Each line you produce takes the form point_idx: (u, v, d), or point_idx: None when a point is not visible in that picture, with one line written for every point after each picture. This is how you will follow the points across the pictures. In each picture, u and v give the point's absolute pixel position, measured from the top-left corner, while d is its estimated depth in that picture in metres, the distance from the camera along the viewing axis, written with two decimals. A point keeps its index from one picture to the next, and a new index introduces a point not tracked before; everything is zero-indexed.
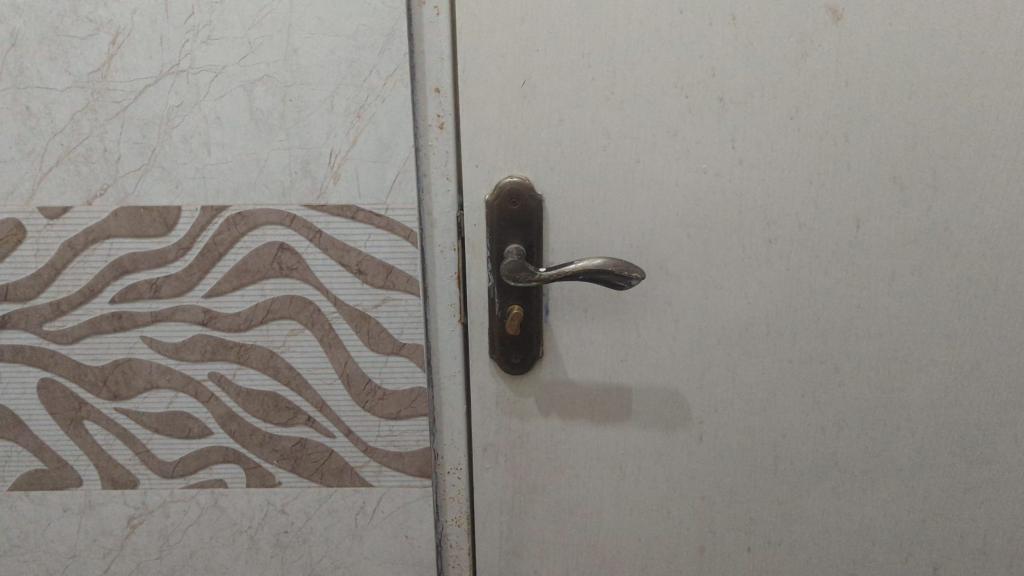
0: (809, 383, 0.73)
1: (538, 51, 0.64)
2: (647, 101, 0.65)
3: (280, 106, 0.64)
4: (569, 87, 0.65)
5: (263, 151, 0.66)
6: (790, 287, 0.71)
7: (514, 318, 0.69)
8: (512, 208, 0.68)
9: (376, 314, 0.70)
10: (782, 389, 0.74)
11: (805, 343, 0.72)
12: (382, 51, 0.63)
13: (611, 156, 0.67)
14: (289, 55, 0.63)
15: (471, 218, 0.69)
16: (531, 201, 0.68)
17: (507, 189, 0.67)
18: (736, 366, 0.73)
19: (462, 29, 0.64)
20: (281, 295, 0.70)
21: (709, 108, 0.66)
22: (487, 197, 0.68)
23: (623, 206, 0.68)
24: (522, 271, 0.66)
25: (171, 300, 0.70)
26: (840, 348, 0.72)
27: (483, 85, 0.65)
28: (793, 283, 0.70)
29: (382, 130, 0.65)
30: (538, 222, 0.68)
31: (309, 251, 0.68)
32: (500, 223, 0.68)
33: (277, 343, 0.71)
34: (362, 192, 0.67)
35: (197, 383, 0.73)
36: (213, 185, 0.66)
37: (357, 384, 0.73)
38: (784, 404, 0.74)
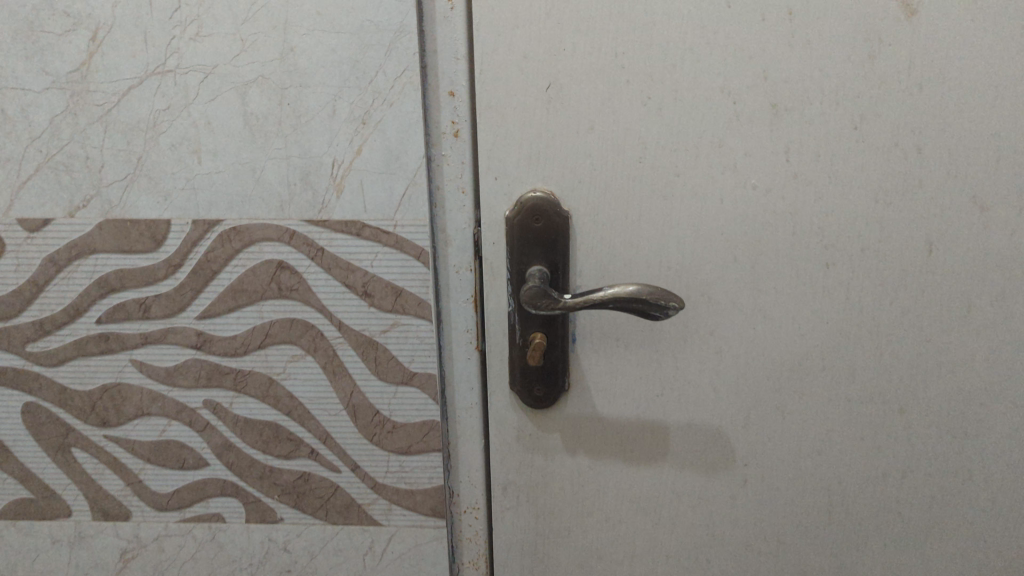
0: (870, 425, 0.65)
1: (564, 51, 0.57)
2: (689, 107, 0.57)
3: (277, 110, 0.58)
4: (600, 91, 0.57)
5: (259, 160, 0.59)
6: (850, 317, 0.62)
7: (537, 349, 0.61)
8: (535, 226, 0.60)
9: (384, 340, 0.64)
10: (839, 431, 0.65)
11: (866, 380, 0.64)
12: (388, 51, 0.56)
13: (647, 169, 0.59)
14: (286, 54, 0.56)
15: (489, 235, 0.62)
16: (556, 219, 0.60)
17: (529, 205, 0.60)
18: (786, 405, 0.65)
19: (479, 24, 0.56)
20: (280, 318, 0.63)
21: (760, 115, 0.57)
22: (507, 214, 0.61)
23: (660, 225, 0.61)
24: (544, 298, 0.58)
25: (161, 321, 0.64)
26: (907, 387, 0.64)
27: (502, 89, 0.58)
28: (853, 313, 0.62)
29: (389, 137, 0.58)
30: (563, 242, 0.61)
31: (311, 270, 0.62)
32: (521, 242, 0.61)
33: (277, 369, 0.65)
34: (368, 206, 0.60)
35: (191, 410, 0.67)
36: (205, 197, 0.60)
37: (364, 415, 0.66)
38: (841, 447, 0.66)
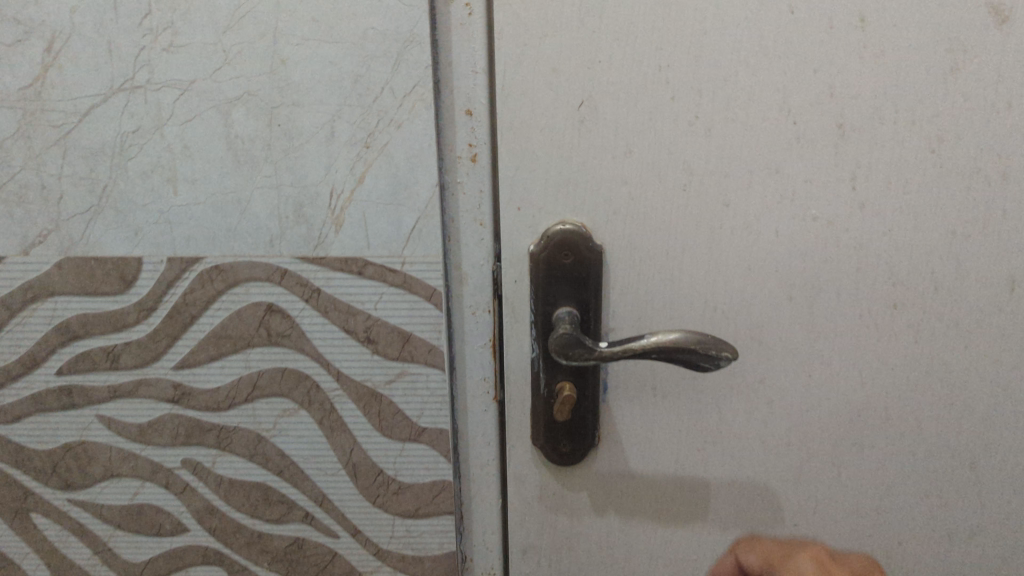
0: (937, 482, 0.58)
1: (599, 63, 0.49)
2: (742, 128, 0.50)
3: (266, 132, 0.50)
4: (640, 109, 0.50)
5: (245, 190, 0.51)
6: (918, 363, 0.55)
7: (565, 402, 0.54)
8: (564, 262, 0.53)
9: (389, 392, 0.56)
10: (902, 488, 0.58)
11: (933, 432, 0.57)
12: (395, 63, 0.48)
13: (693, 198, 0.52)
14: (276, 68, 0.48)
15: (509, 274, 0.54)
16: (587, 254, 0.53)
17: (557, 239, 0.52)
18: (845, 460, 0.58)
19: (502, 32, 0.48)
20: (269, 368, 0.55)
21: (824, 137, 0.50)
22: (531, 249, 0.53)
23: (706, 259, 0.53)
24: (576, 347, 0.51)
25: (132, 372, 0.56)
26: (979, 439, 0.57)
27: (527, 107, 0.50)
28: (922, 359, 0.55)
29: (396, 163, 0.50)
30: (595, 281, 0.53)
31: (305, 314, 0.54)
32: (548, 281, 0.53)
33: (266, 425, 0.57)
34: (371, 241, 0.52)
35: (167, 471, 0.58)
36: (182, 232, 0.52)
37: (365, 475, 0.58)
38: (903, 506, 0.59)
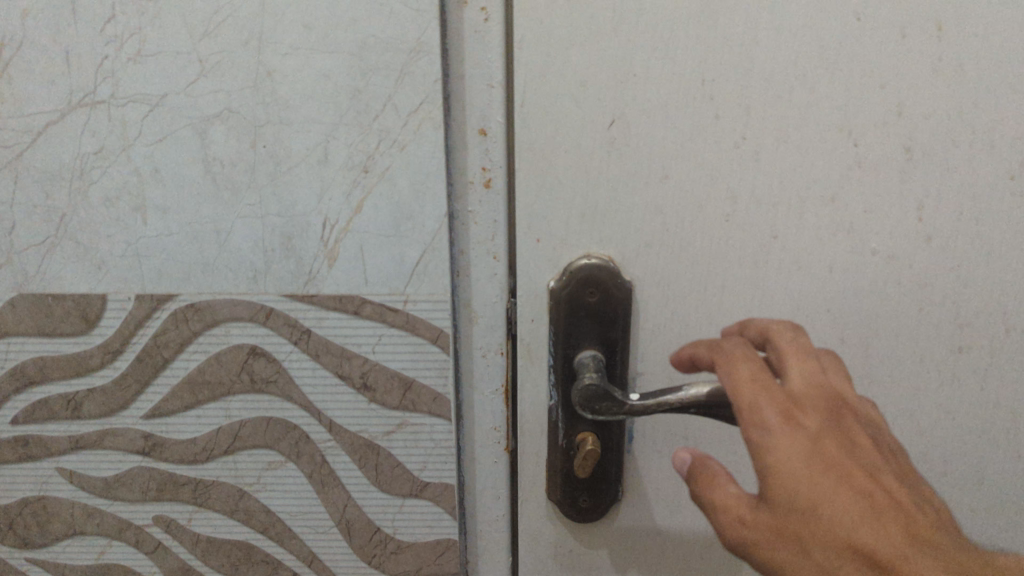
0: (995, 538, 0.52)
1: (635, 77, 0.43)
2: (795, 152, 0.44)
3: (249, 154, 0.43)
4: (680, 130, 0.44)
5: (225, 219, 0.44)
6: (981, 411, 0.49)
7: (588, 457, 0.47)
8: (589, 300, 0.47)
9: (388, 444, 0.50)
10: None
11: (993, 484, 0.51)
12: (401, 76, 0.41)
13: (736, 230, 0.46)
14: (261, 81, 0.42)
15: (525, 312, 0.48)
16: (615, 292, 0.47)
17: (582, 275, 0.46)
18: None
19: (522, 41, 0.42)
20: (253, 417, 0.49)
21: (887, 163, 0.44)
22: (551, 286, 0.47)
23: (749, 298, 0.47)
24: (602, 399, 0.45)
25: (97, 421, 0.49)
26: None
27: (551, 127, 0.44)
28: (985, 407, 0.49)
29: (399, 190, 0.44)
30: (623, 322, 0.47)
31: (293, 358, 0.48)
32: (570, 321, 0.47)
33: (249, 479, 0.51)
34: (370, 277, 0.46)
35: (137, 528, 0.52)
36: (153, 267, 0.45)
37: (360, 533, 0.52)
38: None
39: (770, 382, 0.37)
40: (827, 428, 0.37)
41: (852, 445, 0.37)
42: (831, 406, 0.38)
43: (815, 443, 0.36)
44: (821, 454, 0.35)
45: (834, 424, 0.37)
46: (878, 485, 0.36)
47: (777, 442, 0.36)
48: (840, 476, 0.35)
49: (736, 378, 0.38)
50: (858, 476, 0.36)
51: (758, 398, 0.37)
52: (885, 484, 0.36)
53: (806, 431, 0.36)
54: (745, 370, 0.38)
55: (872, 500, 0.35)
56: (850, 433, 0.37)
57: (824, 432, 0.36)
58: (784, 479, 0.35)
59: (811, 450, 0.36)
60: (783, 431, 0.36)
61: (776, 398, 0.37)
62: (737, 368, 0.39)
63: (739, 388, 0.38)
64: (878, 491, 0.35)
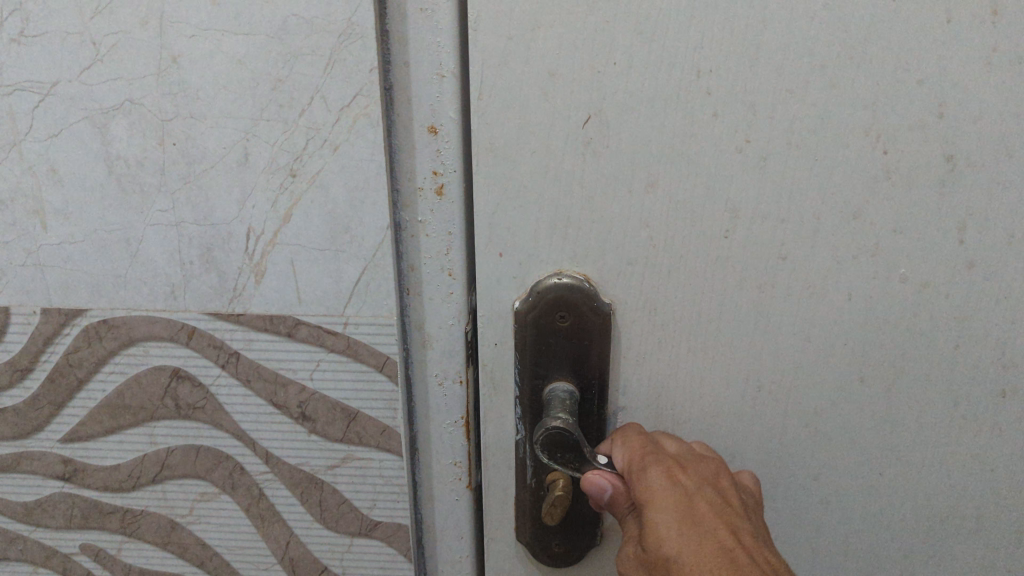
0: None
1: (615, 67, 0.34)
2: (815, 163, 0.35)
3: (157, 152, 0.37)
4: (671, 133, 0.35)
5: (135, 226, 0.38)
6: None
7: (557, 506, 0.40)
8: (560, 325, 0.40)
9: (332, 478, 0.44)
10: None
11: None
12: (329, 65, 0.35)
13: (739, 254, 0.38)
14: (165, 67, 0.35)
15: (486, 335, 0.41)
16: (592, 316, 0.39)
17: (551, 296, 0.39)
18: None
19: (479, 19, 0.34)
20: (180, 445, 0.43)
21: (932, 174, 0.35)
22: (516, 307, 0.40)
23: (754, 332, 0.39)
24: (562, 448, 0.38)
25: (10, 443, 0.44)
26: None
27: (512, 123, 0.36)
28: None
29: (333, 198, 0.37)
30: (600, 349, 0.40)
31: (222, 382, 0.42)
32: (539, 349, 0.40)
33: (181, 511, 0.45)
34: (304, 295, 0.39)
35: (64, 557, 0.47)
36: (59, 278, 0.40)
37: (305, 572, 0.47)
38: None
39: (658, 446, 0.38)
40: (706, 488, 0.36)
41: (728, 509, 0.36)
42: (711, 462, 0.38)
43: (691, 499, 0.35)
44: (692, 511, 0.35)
45: (715, 486, 0.37)
46: (748, 547, 0.34)
47: (653, 494, 0.36)
48: (706, 530, 0.34)
49: (625, 443, 0.39)
50: (726, 539, 0.34)
51: (643, 455, 0.38)
52: (756, 547, 0.34)
53: (681, 483, 0.36)
54: (636, 435, 0.39)
55: (737, 555, 0.34)
56: (728, 493, 0.36)
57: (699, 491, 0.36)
58: (658, 531, 0.35)
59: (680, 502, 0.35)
60: (658, 480, 0.36)
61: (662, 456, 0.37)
62: (630, 432, 0.40)
63: (632, 453, 0.38)
64: (746, 549, 0.34)
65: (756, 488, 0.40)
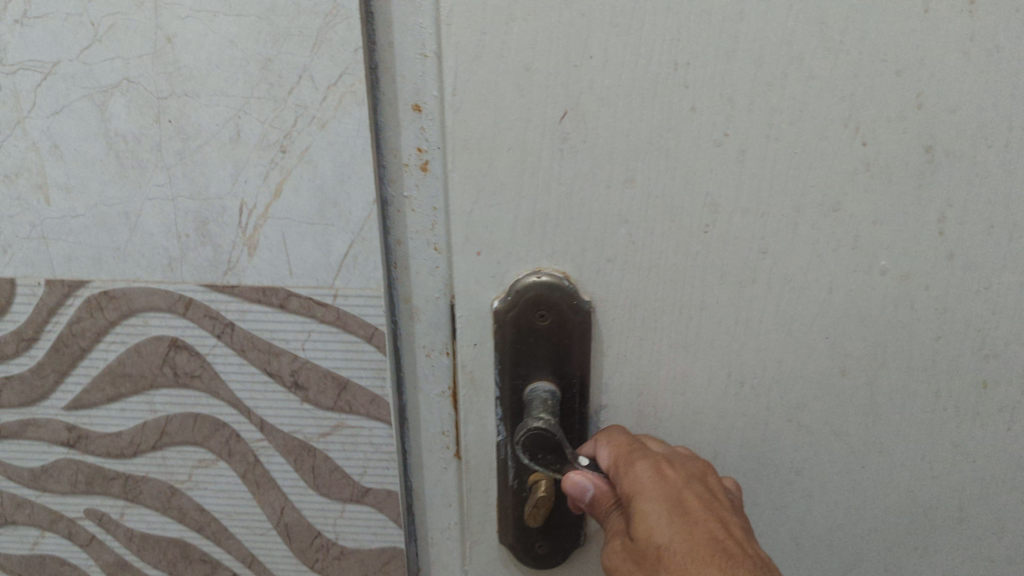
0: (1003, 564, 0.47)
1: (591, 61, 0.36)
2: (784, 144, 0.37)
3: (154, 130, 0.38)
4: (645, 123, 0.37)
5: (134, 200, 0.40)
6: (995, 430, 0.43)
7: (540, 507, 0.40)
8: (539, 324, 0.41)
9: (324, 446, 0.46)
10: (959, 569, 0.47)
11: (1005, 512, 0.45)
12: (316, 45, 0.36)
13: (713, 235, 0.39)
14: (161, 48, 0.37)
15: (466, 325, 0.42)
16: (570, 315, 0.41)
17: (531, 295, 0.40)
18: (889, 546, 0.46)
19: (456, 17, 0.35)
20: (179, 412, 0.45)
21: (896, 157, 0.37)
22: (496, 308, 0.41)
23: (729, 316, 0.40)
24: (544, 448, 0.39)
25: (18, 410, 0.46)
26: None
27: (491, 116, 0.37)
28: (998, 431, 0.43)
29: (321, 174, 0.39)
30: (578, 349, 0.42)
31: (218, 352, 0.43)
32: (518, 350, 0.42)
33: (180, 477, 0.47)
34: (295, 268, 0.41)
35: (70, 521, 0.49)
36: (62, 251, 0.41)
37: (300, 537, 0.48)
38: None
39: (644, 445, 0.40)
40: (692, 484, 0.37)
41: (714, 507, 0.37)
42: (695, 463, 0.39)
43: (679, 492, 0.37)
44: (681, 505, 0.36)
45: (699, 483, 0.38)
46: (735, 541, 0.36)
47: (644, 488, 0.37)
48: (695, 523, 0.36)
49: (610, 443, 0.40)
50: (714, 533, 0.35)
51: (631, 453, 0.39)
52: (742, 542, 0.36)
53: (669, 479, 0.37)
54: (622, 435, 0.41)
55: (725, 548, 0.35)
56: (712, 493, 0.38)
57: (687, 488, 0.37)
58: (649, 522, 0.36)
59: (670, 496, 0.36)
60: (647, 477, 0.37)
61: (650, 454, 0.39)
62: (615, 432, 0.41)
63: (618, 451, 0.39)
64: (733, 543, 0.35)
65: (738, 490, 0.41)
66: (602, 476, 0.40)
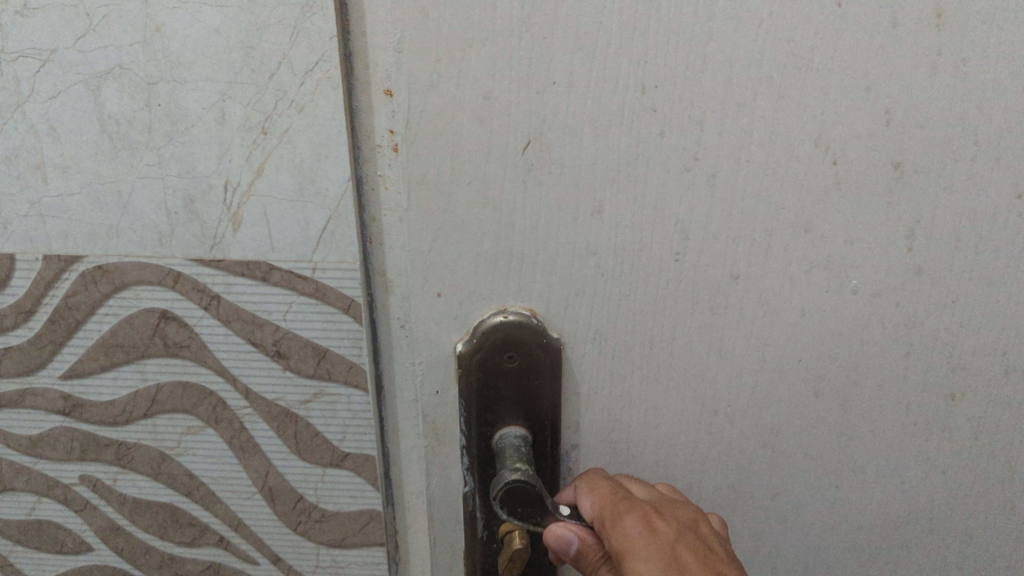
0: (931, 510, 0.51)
1: (555, 86, 0.40)
2: (733, 133, 0.40)
3: (145, 113, 0.41)
4: (602, 120, 0.40)
5: (126, 179, 0.43)
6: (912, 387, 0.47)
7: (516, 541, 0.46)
8: (507, 363, 0.46)
9: (305, 412, 0.49)
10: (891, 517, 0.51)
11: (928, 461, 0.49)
12: (294, 33, 0.39)
13: (665, 228, 0.43)
14: (151, 36, 0.40)
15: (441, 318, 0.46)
16: (537, 352, 0.46)
17: (498, 334, 0.45)
18: (821, 500, 0.51)
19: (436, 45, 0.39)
20: (169, 380, 0.48)
21: (839, 151, 0.41)
22: (463, 349, 0.46)
23: (675, 303, 0.45)
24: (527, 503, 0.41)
25: (17, 380, 0.49)
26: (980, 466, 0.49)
27: (464, 123, 0.40)
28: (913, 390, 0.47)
29: (300, 153, 0.42)
30: (544, 385, 0.46)
31: (205, 324, 0.46)
32: (487, 389, 0.47)
33: (170, 443, 0.50)
34: (277, 243, 0.44)
35: (65, 487, 0.52)
36: (58, 227, 0.44)
37: (283, 501, 0.51)
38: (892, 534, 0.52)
39: (630, 497, 0.42)
40: (680, 536, 0.40)
41: (704, 558, 0.39)
42: (681, 512, 0.42)
43: (668, 547, 0.39)
44: (674, 562, 0.38)
45: (686, 533, 0.41)
46: None
47: (633, 545, 0.39)
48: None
49: (594, 494, 0.43)
50: None
51: (619, 508, 0.41)
52: None
53: (657, 532, 0.40)
54: (606, 488, 0.43)
55: None
56: (699, 543, 0.40)
57: (675, 540, 0.40)
58: None
59: (661, 553, 0.39)
60: (635, 532, 0.40)
61: (638, 508, 0.41)
62: (599, 484, 0.44)
63: (608, 505, 0.42)
64: None
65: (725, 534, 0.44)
66: (586, 528, 0.42)
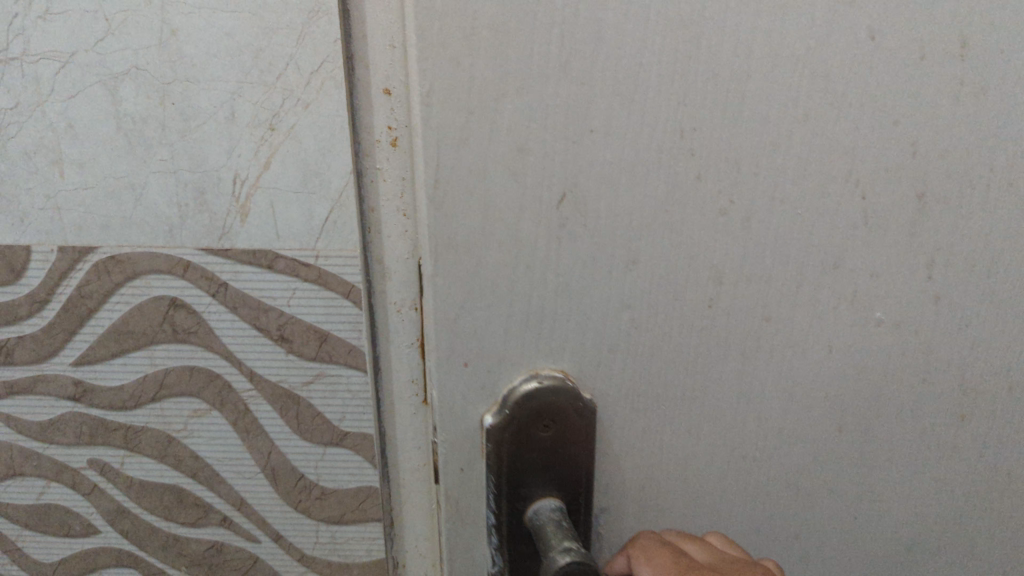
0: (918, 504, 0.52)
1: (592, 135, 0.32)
2: (757, 142, 0.33)
3: (158, 112, 0.44)
4: (644, 170, 0.33)
5: (139, 174, 0.46)
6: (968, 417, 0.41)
7: None
8: (542, 434, 0.38)
9: (307, 394, 0.52)
10: None
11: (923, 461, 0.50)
12: (301, 36, 0.42)
13: (727, 283, 0.36)
14: (165, 40, 0.43)
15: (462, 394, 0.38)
16: (574, 420, 0.38)
17: (532, 404, 0.37)
18: None
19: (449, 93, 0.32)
20: (177, 365, 0.51)
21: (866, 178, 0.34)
22: (490, 421, 0.37)
23: (739, 372, 0.38)
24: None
25: (30, 367, 0.51)
26: None
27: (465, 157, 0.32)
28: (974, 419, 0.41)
29: (305, 148, 0.45)
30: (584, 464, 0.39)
31: (213, 310, 0.49)
32: (517, 468, 0.38)
33: (176, 426, 0.53)
34: (282, 233, 0.47)
35: (74, 471, 0.54)
36: (73, 220, 0.47)
37: (285, 480, 0.54)
38: None
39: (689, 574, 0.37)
40: None
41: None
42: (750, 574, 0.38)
43: None
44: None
45: None
46: None
47: None
48: None
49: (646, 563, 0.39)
50: None
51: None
52: None
53: None
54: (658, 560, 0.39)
55: None
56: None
57: None
58: None
59: None
60: None
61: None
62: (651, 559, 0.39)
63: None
64: None
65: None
66: None
